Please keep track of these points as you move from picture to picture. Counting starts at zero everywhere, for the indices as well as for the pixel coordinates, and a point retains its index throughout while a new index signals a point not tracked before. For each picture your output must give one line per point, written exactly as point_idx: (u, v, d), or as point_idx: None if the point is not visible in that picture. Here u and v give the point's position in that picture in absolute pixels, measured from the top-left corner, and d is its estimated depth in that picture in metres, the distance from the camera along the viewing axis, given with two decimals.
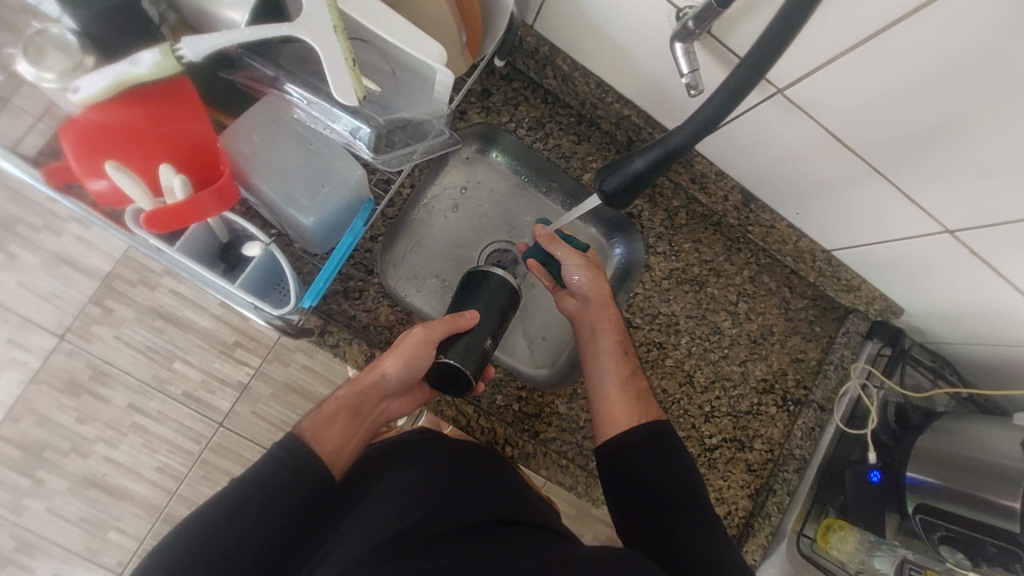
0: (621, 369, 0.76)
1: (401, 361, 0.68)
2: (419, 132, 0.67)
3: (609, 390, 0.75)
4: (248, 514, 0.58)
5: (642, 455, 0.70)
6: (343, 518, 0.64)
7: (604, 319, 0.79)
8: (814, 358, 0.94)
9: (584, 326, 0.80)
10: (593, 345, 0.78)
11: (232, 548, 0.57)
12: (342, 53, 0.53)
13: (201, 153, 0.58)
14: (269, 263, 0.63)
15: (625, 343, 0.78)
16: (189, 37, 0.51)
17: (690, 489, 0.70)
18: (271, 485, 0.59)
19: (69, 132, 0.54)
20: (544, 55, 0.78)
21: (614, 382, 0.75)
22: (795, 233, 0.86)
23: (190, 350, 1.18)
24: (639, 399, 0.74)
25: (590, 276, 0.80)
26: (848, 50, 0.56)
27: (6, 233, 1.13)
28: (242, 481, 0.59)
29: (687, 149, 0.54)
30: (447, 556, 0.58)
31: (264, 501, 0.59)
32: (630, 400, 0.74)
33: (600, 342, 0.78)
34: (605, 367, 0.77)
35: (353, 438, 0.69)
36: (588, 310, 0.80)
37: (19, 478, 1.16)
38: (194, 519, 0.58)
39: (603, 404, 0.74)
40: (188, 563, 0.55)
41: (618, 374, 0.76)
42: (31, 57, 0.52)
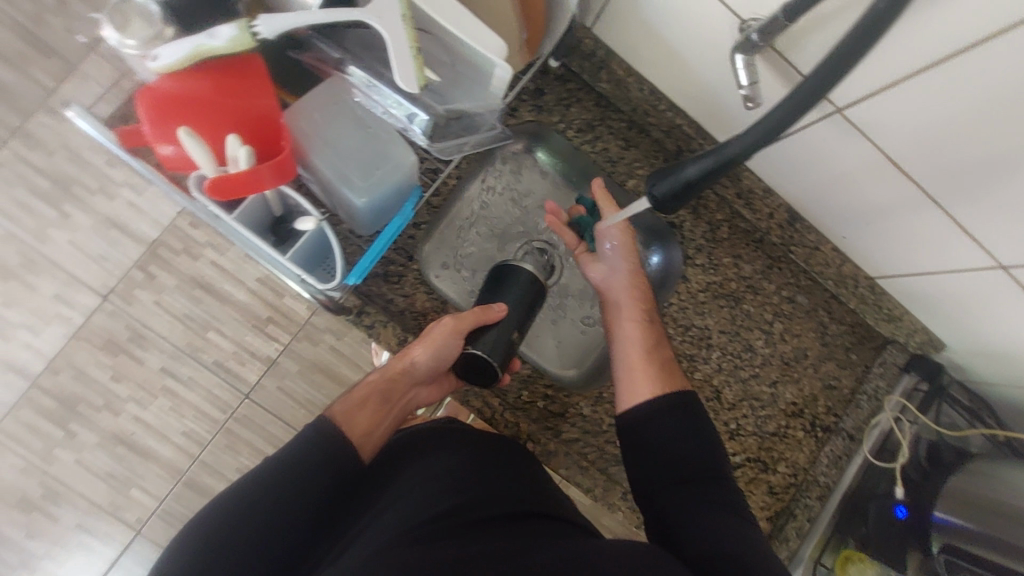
0: (645, 341, 0.75)
1: (431, 352, 0.70)
2: (471, 125, 0.69)
3: (632, 358, 0.73)
4: (280, 492, 0.59)
5: (664, 428, 0.68)
6: (371, 502, 0.65)
7: (630, 292, 0.78)
8: (847, 386, 0.92)
9: (609, 294, 0.79)
10: (616, 312, 0.78)
11: (265, 525, 0.58)
12: (407, 42, 0.55)
13: (264, 127, 0.60)
14: (319, 239, 0.64)
15: (652, 315, 0.77)
16: (268, 16, 0.54)
17: (717, 477, 0.67)
18: (304, 467, 0.61)
19: (144, 98, 0.57)
20: (599, 59, 0.78)
21: (638, 348, 0.74)
22: (839, 257, 0.85)
23: (224, 321, 1.22)
24: (662, 371, 0.72)
25: (623, 245, 0.80)
26: (917, 72, 0.55)
27: (64, 193, 1.19)
28: (274, 461, 0.61)
29: (744, 159, 0.50)
30: (476, 541, 0.58)
31: (297, 481, 0.60)
32: (654, 372, 0.72)
33: (625, 312, 0.77)
34: (629, 336, 0.75)
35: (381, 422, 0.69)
36: (614, 278, 0.79)
37: (53, 430, 1.20)
38: (227, 498, 0.60)
39: (625, 370, 0.73)
40: (227, 533, 0.57)
41: (642, 344, 0.74)
42: (117, 24, 0.55)
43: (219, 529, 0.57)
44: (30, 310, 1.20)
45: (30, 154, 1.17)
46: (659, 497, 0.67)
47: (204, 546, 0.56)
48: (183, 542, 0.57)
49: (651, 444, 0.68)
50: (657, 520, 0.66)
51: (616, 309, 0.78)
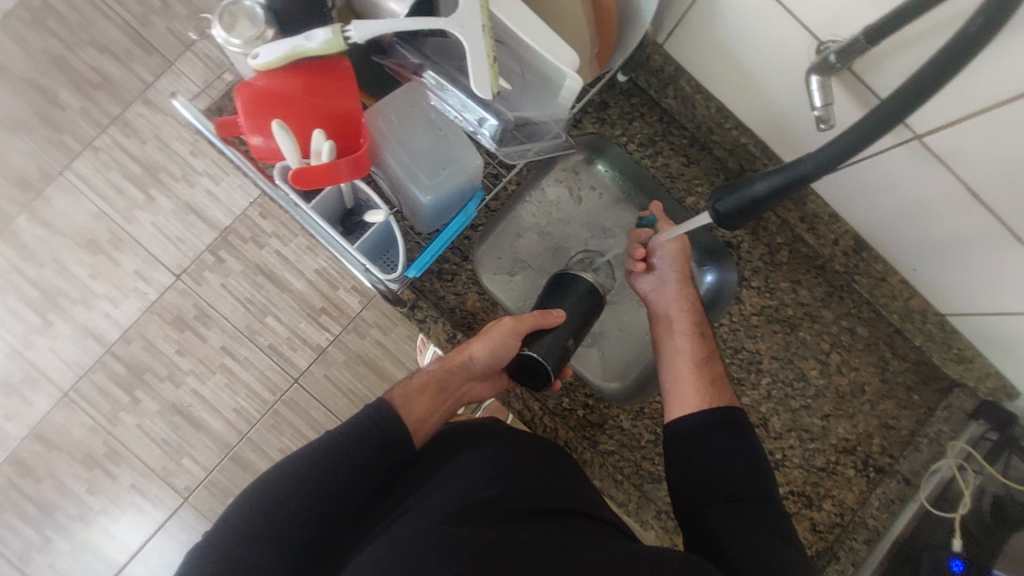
0: (695, 353, 0.75)
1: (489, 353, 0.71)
2: (534, 133, 0.70)
3: (682, 370, 0.74)
4: (332, 466, 0.63)
5: (711, 440, 0.69)
6: (413, 485, 0.66)
7: (680, 304, 0.78)
8: (906, 428, 0.87)
9: (659, 306, 0.80)
10: (665, 323, 0.78)
11: (321, 488, 0.62)
12: (484, 51, 0.58)
13: (347, 124, 0.64)
14: (384, 233, 0.67)
15: (703, 327, 0.77)
16: (359, 21, 0.57)
17: (766, 500, 0.67)
18: (362, 439, 0.64)
19: (243, 92, 0.62)
20: (668, 74, 0.79)
21: (687, 361, 0.75)
22: (907, 289, 0.81)
23: (282, 307, 1.29)
24: (712, 384, 0.73)
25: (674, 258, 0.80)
26: (1004, 101, 0.53)
27: (151, 178, 1.29)
28: (331, 436, 0.64)
29: (817, 178, 0.48)
30: (521, 531, 0.58)
31: (355, 452, 0.64)
32: (704, 384, 0.73)
33: (674, 323, 0.78)
34: (678, 348, 0.76)
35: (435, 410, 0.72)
36: (664, 290, 0.80)
37: (120, 395, 1.30)
38: (284, 465, 0.63)
39: (673, 382, 0.74)
40: (287, 489, 0.61)
41: (692, 356, 0.75)
42: (224, 23, 0.60)
43: (273, 496, 0.60)
44: (112, 283, 1.30)
45: (127, 140, 1.28)
46: (702, 514, 0.67)
47: (259, 508, 0.60)
48: (239, 504, 0.61)
49: (696, 458, 0.69)
50: (696, 535, 0.66)
51: (666, 320, 0.78)
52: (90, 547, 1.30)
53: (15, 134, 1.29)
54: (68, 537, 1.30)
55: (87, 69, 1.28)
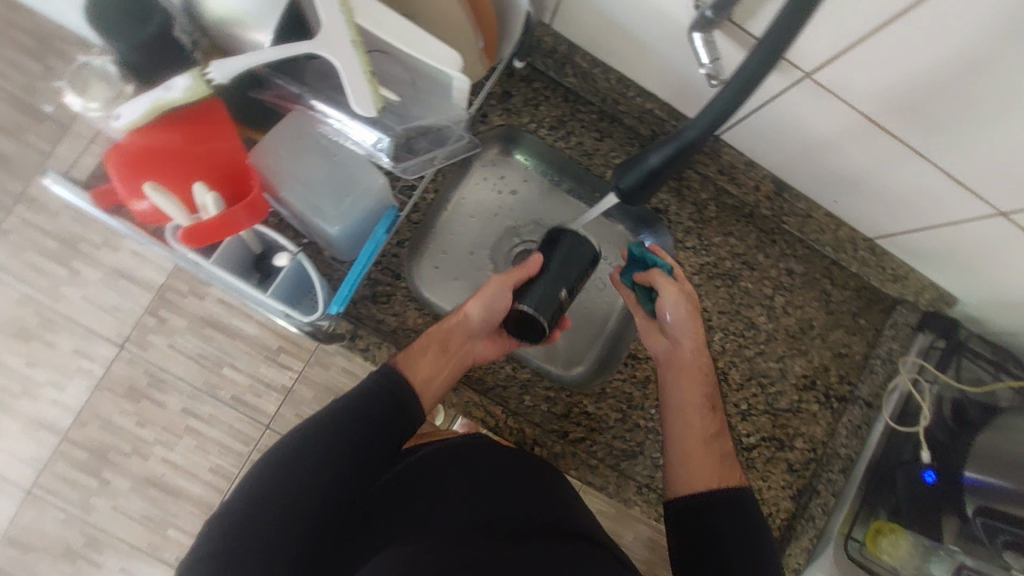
0: (705, 426, 0.73)
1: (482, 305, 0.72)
2: (439, 139, 0.69)
3: (691, 443, 0.72)
4: (330, 457, 0.60)
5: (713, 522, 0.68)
6: (415, 492, 0.66)
7: (691, 368, 0.76)
8: (858, 353, 0.89)
9: (669, 364, 0.77)
10: (674, 389, 0.76)
11: (316, 475, 0.59)
12: (360, 68, 0.55)
13: (232, 169, 0.61)
14: (298, 272, 0.65)
15: (714, 397, 0.75)
16: (218, 61, 0.53)
17: (755, 558, 0.66)
18: (359, 423, 0.62)
19: (111, 155, 0.57)
20: (562, 54, 0.77)
21: (697, 435, 0.73)
22: (833, 222, 0.83)
23: (238, 356, 1.25)
24: (721, 460, 0.72)
25: (685, 318, 0.76)
26: (876, 30, 0.53)
27: (71, 250, 1.22)
28: (304, 445, 0.60)
29: (701, 142, 0.53)
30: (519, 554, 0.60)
31: (356, 439, 0.61)
32: (712, 461, 0.71)
33: (683, 392, 0.75)
34: (688, 419, 0.74)
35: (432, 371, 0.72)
36: (677, 351, 0.77)
37: (88, 479, 1.24)
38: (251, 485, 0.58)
39: (680, 455, 0.72)
40: (279, 482, 0.58)
41: (701, 429, 0.73)
42: (77, 90, 0.57)
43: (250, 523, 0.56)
44: (53, 367, 1.23)
45: (35, 217, 1.21)
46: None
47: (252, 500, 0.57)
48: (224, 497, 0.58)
49: (694, 526, 0.68)
50: None
51: (674, 383, 0.76)
52: None
53: None
54: None
55: None
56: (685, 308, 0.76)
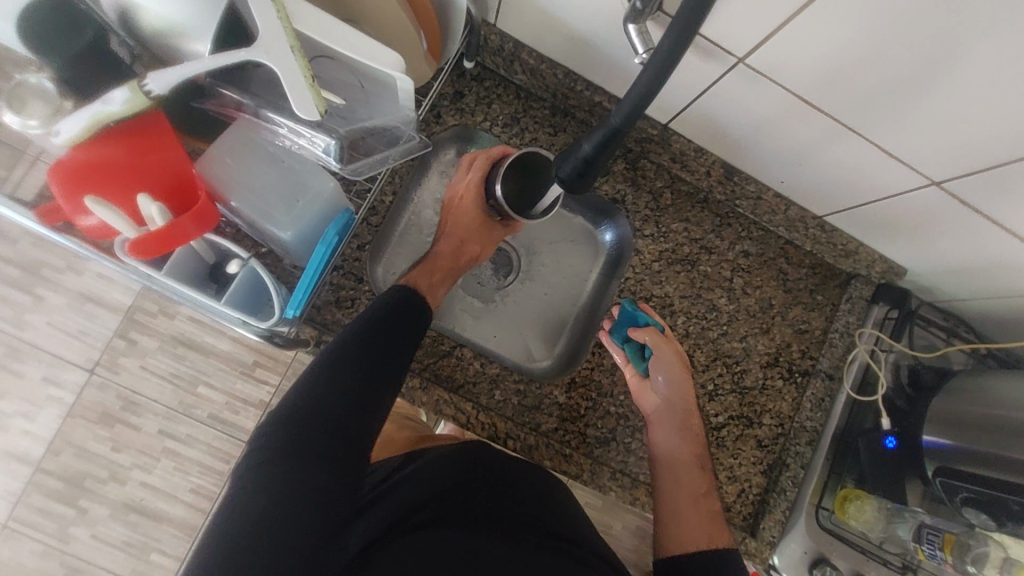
0: (699, 487, 0.80)
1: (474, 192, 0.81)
2: (391, 139, 0.69)
3: (684, 500, 0.79)
4: (343, 406, 0.63)
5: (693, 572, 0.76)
6: (428, 474, 0.72)
7: (684, 427, 0.82)
8: (817, 327, 0.92)
9: (660, 422, 0.82)
10: (669, 451, 0.81)
11: (337, 417, 0.63)
12: (300, 71, 0.56)
13: (177, 180, 0.61)
14: (253, 279, 0.65)
15: (704, 458, 0.82)
16: (155, 72, 0.53)
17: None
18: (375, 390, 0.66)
19: (53, 172, 0.57)
20: (509, 52, 0.78)
21: (690, 495, 0.80)
22: (782, 202, 0.85)
23: (213, 373, 1.24)
24: (712, 519, 0.79)
25: (676, 377, 0.82)
26: (795, 14, 0.55)
27: (33, 277, 1.20)
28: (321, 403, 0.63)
29: (627, 127, 0.57)
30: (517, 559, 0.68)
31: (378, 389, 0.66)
32: (705, 519, 0.79)
33: (676, 448, 0.81)
34: (686, 479, 0.80)
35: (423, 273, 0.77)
36: (671, 405, 0.82)
37: (64, 509, 1.21)
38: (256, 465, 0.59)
39: (677, 515, 0.79)
40: (305, 418, 0.62)
41: (695, 489, 0.80)
42: (14, 108, 0.56)
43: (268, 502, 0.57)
44: (23, 397, 1.21)
45: None
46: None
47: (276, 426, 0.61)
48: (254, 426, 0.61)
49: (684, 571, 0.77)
50: None
51: (666, 439, 0.81)
52: None
53: None
54: None
55: None
56: (677, 364, 0.83)
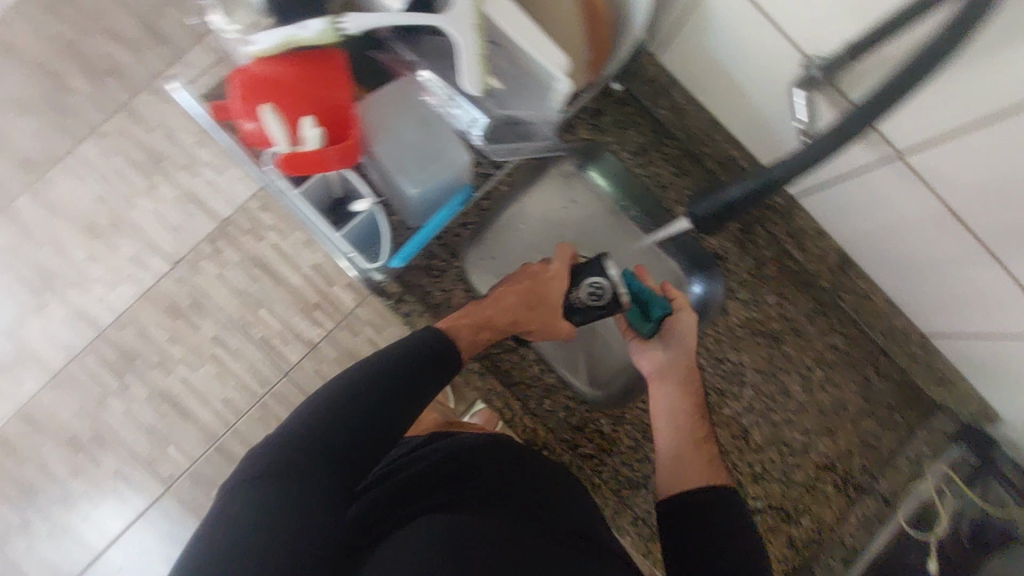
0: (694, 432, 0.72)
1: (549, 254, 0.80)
2: (528, 134, 0.73)
3: (683, 442, 0.71)
4: (356, 398, 0.61)
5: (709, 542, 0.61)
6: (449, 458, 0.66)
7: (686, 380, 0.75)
8: (887, 446, 0.87)
9: (661, 416, 0.75)
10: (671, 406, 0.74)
11: (353, 407, 0.60)
12: (474, 43, 0.59)
13: (336, 114, 0.66)
14: (370, 222, 0.70)
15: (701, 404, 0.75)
16: (356, 14, 0.59)
17: None
18: (392, 370, 0.64)
19: (236, 76, 0.63)
20: (661, 85, 0.80)
21: (686, 438, 0.72)
22: (889, 309, 0.83)
23: (277, 301, 1.27)
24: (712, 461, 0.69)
25: (687, 334, 0.76)
26: (980, 123, 0.54)
27: (155, 165, 1.28)
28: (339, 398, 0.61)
29: (787, 182, 0.52)
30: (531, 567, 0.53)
31: (393, 373, 0.63)
32: (704, 459, 0.69)
33: (670, 397, 0.75)
34: (682, 424, 0.73)
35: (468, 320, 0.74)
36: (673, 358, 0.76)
37: (110, 379, 1.26)
38: (270, 455, 0.56)
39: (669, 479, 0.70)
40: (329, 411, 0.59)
41: (692, 437, 0.72)
42: (225, 11, 0.62)
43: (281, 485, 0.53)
44: (108, 267, 1.27)
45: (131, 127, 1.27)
46: None
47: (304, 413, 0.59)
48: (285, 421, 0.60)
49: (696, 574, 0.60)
50: None
51: (670, 394, 0.75)
52: (69, 531, 1.26)
53: (21, 115, 1.27)
54: (49, 519, 1.25)
55: (97, 56, 1.27)
56: (694, 321, 0.76)
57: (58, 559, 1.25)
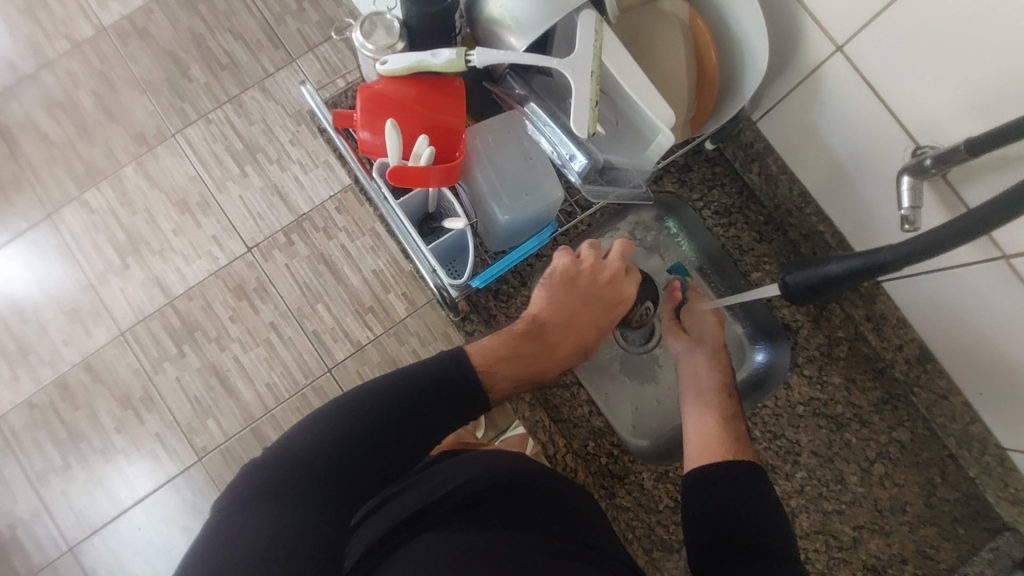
0: (723, 409, 0.74)
1: (609, 280, 0.76)
2: (619, 179, 0.72)
3: (705, 421, 0.73)
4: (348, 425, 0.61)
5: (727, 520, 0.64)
6: (449, 474, 0.64)
7: (712, 362, 0.78)
8: (942, 560, 0.81)
9: (688, 385, 0.78)
10: (693, 388, 0.77)
11: (345, 437, 0.61)
12: (590, 93, 0.63)
13: (447, 137, 0.70)
14: (458, 240, 0.73)
15: (730, 386, 0.77)
16: (484, 49, 0.64)
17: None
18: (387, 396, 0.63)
19: (362, 92, 0.69)
20: (756, 151, 0.81)
21: (709, 416, 0.73)
22: (969, 414, 0.77)
23: (333, 299, 1.31)
24: (735, 437, 0.71)
25: (709, 325, 0.81)
26: None
27: (250, 155, 1.36)
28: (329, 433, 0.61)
29: (895, 269, 0.48)
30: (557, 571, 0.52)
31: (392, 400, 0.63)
32: (727, 435, 0.71)
33: (698, 377, 0.78)
34: (707, 403, 0.75)
35: (524, 367, 0.71)
36: (698, 349, 0.79)
37: (169, 345, 1.32)
38: (262, 483, 0.57)
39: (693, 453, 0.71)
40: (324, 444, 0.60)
41: (716, 412, 0.73)
42: (364, 30, 0.66)
43: (260, 518, 0.54)
44: (189, 241, 1.35)
45: (236, 118, 1.37)
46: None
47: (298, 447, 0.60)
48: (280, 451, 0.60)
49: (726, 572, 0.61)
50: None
51: (698, 369, 0.78)
52: (101, 483, 1.30)
53: (143, 94, 1.38)
54: (87, 468, 1.30)
55: (220, 51, 1.38)
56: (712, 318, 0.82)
57: (86, 508, 1.30)
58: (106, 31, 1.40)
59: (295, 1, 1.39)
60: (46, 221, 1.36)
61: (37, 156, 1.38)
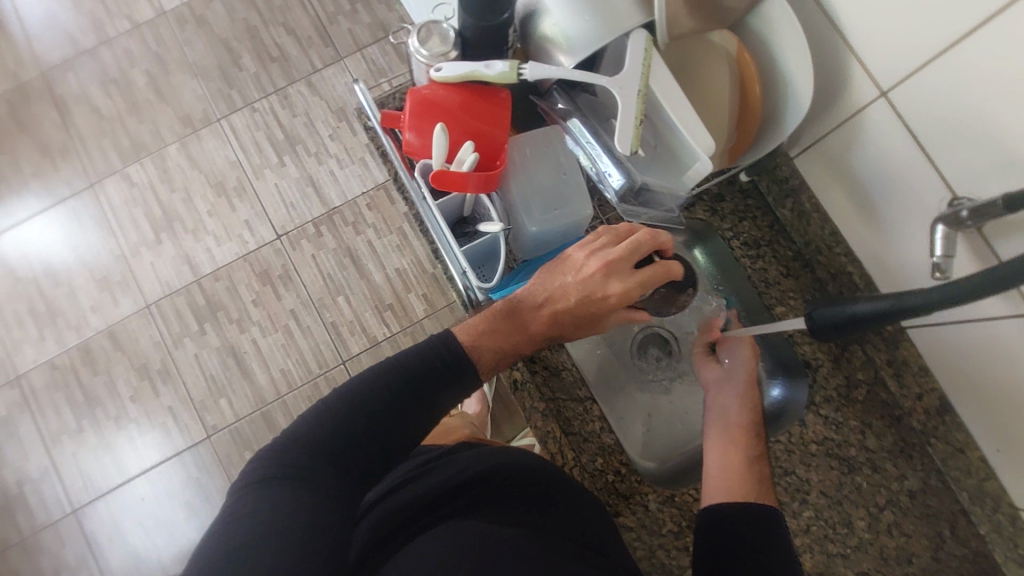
0: (745, 446, 0.71)
1: (603, 270, 0.65)
2: (654, 201, 0.74)
3: (728, 456, 0.71)
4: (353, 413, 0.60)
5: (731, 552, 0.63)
6: (467, 465, 0.63)
7: (742, 396, 0.76)
8: None
9: (712, 423, 0.75)
10: (718, 418, 0.75)
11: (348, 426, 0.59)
12: (635, 112, 0.66)
13: (490, 147, 0.72)
14: (489, 245, 0.76)
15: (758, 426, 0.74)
16: (536, 63, 0.66)
17: None
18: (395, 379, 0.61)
19: (412, 95, 0.71)
20: (792, 185, 0.82)
21: (732, 452, 0.71)
22: (986, 469, 0.76)
23: (355, 293, 1.34)
24: (757, 478, 0.69)
25: (742, 358, 0.78)
26: None
27: (289, 146, 1.40)
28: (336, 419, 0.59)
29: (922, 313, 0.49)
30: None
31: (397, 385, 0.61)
32: (749, 474, 0.69)
33: (726, 411, 0.75)
34: (729, 437, 0.73)
35: (502, 342, 0.66)
36: (729, 382, 0.77)
37: (192, 322, 1.35)
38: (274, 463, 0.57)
39: (712, 481, 0.70)
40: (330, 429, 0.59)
41: (738, 449, 0.71)
42: (420, 36, 0.69)
43: (269, 502, 0.53)
44: (222, 223, 1.39)
45: (280, 109, 1.41)
46: None
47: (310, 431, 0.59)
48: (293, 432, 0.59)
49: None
50: None
51: (728, 403, 0.76)
52: (111, 450, 1.33)
53: (195, 78, 1.43)
54: (99, 433, 1.34)
55: (272, 44, 1.43)
56: (745, 353, 0.78)
57: (94, 473, 1.33)
58: (166, 16, 1.46)
59: (348, 2, 1.43)
60: (88, 190, 1.42)
61: (87, 128, 1.43)
